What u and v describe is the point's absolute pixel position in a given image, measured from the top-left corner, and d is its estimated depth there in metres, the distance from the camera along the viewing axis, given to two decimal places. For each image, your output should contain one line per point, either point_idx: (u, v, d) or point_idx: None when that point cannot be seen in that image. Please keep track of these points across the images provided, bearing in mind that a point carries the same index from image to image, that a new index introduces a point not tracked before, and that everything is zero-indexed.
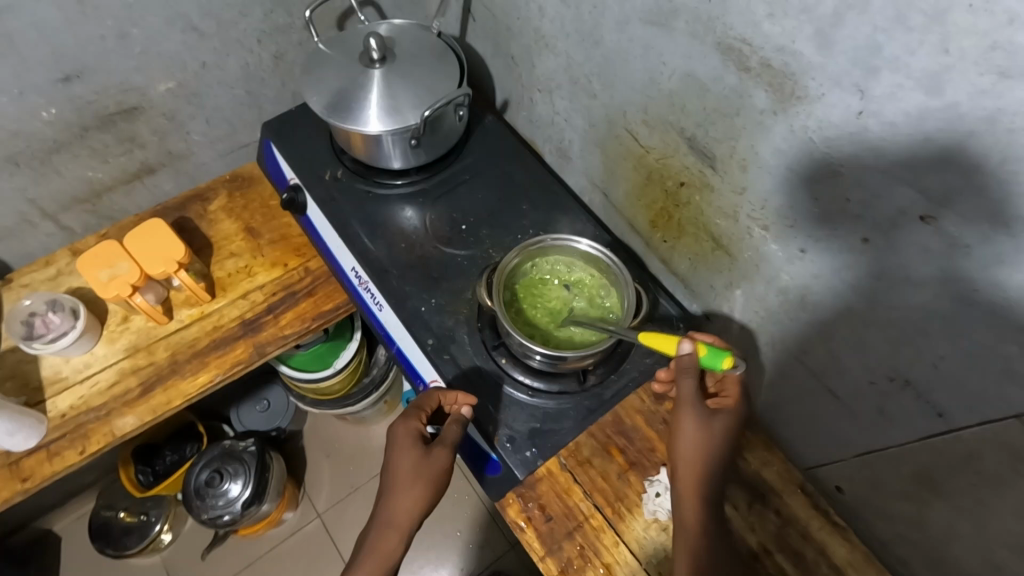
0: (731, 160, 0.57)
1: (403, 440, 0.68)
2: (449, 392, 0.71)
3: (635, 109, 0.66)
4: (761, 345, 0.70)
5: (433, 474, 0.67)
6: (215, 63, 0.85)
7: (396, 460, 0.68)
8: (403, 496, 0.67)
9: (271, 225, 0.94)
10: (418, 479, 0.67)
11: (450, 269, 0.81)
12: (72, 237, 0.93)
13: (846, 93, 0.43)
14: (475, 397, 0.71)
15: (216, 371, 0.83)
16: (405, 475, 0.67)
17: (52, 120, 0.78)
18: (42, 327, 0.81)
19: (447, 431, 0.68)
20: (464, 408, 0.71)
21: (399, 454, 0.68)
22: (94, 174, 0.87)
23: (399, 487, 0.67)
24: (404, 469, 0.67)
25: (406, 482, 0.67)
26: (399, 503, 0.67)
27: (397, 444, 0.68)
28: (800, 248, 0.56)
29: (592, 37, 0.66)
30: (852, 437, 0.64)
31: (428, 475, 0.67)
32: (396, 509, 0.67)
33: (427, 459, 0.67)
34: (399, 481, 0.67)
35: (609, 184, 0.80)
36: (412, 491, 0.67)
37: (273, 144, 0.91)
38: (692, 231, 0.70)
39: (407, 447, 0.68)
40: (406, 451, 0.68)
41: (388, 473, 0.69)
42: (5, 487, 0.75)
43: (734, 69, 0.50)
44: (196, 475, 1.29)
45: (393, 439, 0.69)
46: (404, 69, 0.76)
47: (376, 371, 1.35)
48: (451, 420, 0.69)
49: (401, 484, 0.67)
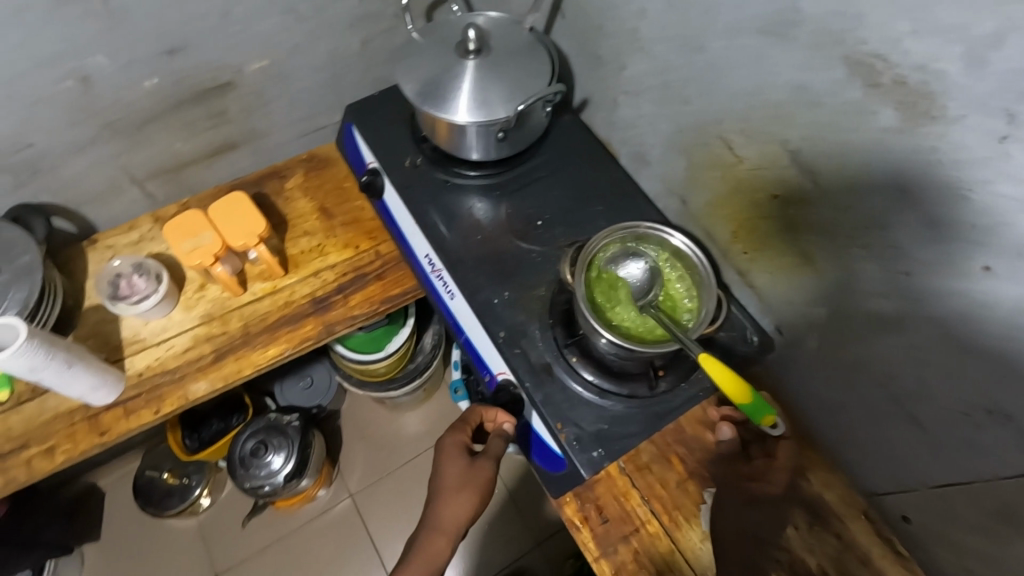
0: (838, 176, 0.56)
1: (450, 449, 0.75)
2: (491, 409, 0.78)
3: (733, 118, 0.66)
4: (839, 366, 0.68)
5: (477, 483, 0.72)
6: (307, 45, 0.87)
7: (444, 468, 0.73)
8: (450, 504, 0.72)
9: (344, 207, 0.95)
10: (465, 488, 0.72)
11: (524, 264, 0.81)
12: (153, 205, 0.96)
13: (992, 116, 0.42)
14: (514, 415, 0.76)
15: (286, 345, 0.85)
16: (452, 483, 0.72)
17: (152, 90, 0.80)
18: (127, 289, 0.84)
19: (492, 445, 0.75)
20: (507, 424, 0.76)
21: (447, 464, 0.74)
22: (182, 145, 0.89)
23: (448, 495, 0.72)
24: (452, 477, 0.73)
25: (452, 490, 0.72)
26: (446, 511, 0.72)
27: (445, 453, 0.74)
28: (903, 271, 0.55)
29: (696, 43, 0.65)
30: (931, 468, 0.63)
31: (474, 483, 0.72)
32: (443, 515, 0.72)
33: (473, 468, 0.73)
34: (446, 488, 0.72)
35: (689, 191, 0.79)
36: (459, 500, 0.72)
37: (355, 127, 0.93)
38: (778, 245, 0.69)
39: (455, 457, 0.73)
40: (453, 460, 0.74)
41: (435, 481, 0.74)
42: (83, 439, 0.78)
43: (859, 84, 0.49)
44: (242, 444, 1.32)
45: (441, 449, 0.75)
46: (499, 61, 0.76)
47: (421, 358, 1.37)
48: (496, 435, 0.75)
49: (448, 492, 0.72)
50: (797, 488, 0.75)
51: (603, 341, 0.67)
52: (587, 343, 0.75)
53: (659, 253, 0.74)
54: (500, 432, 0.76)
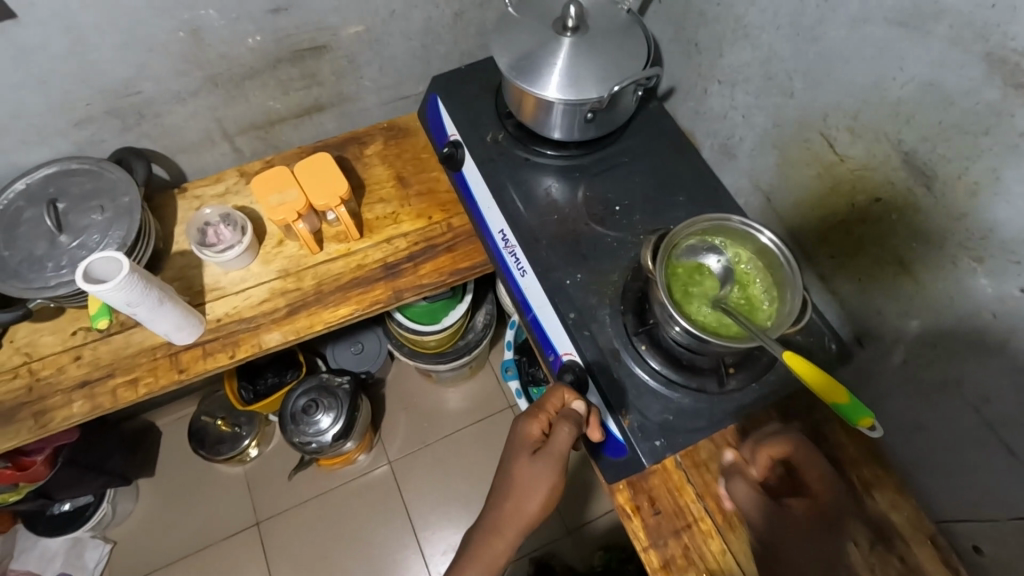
0: (956, 181, 0.53)
1: (519, 443, 0.70)
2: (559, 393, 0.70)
3: (842, 114, 0.63)
4: (926, 383, 0.65)
5: (546, 484, 0.68)
6: (404, 13, 0.88)
7: (512, 465, 0.69)
8: (517, 504, 0.68)
9: (421, 177, 0.97)
10: (534, 489, 0.68)
11: (600, 248, 0.81)
12: (241, 159, 0.99)
13: None
14: (579, 395, 0.70)
15: (356, 306, 0.88)
16: (519, 482, 0.68)
17: (256, 47, 0.83)
18: (213, 238, 0.88)
19: (560, 440, 0.67)
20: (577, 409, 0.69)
21: (516, 460, 0.69)
22: (276, 103, 0.92)
23: (516, 493, 0.68)
24: (519, 475, 0.68)
25: (519, 489, 0.68)
26: (512, 509, 0.68)
27: (515, 448, 0.70)
28: (1019, 287, 0.52)
29: (811, 33, 0.63)
30: (1019, 499, 0.60)
31: (543, 485, 0.68)
32: (509, 514, 0.68)
33: (541, 470, 0.68)
34: (513, 487, 0.68)
35: (779, 188, 0.77)
36: (526, 501, 0.68)
37: (439, 99, 0.93)
38: (873, 252, 0.66)
39: (524, 455, 0.69)
40: (521, 456, 0.69)
41: (503, 476, 0.70)
42: (164, 375, 0.83)
43: (999, 84, 0.47)
44: (294, 400, 1.37)
45: (512, 440, 0.71)
46: (596, 40, 0.75)
47: (472, 335, 1.38)
48: (568, 429, 0.68)
49: (516, 491, 0.68)
50: (861, 504, 0.73)
51: (678, 331, 0.67)
52: (658, 333, 0.74)
53: (744, 250, 0.71)
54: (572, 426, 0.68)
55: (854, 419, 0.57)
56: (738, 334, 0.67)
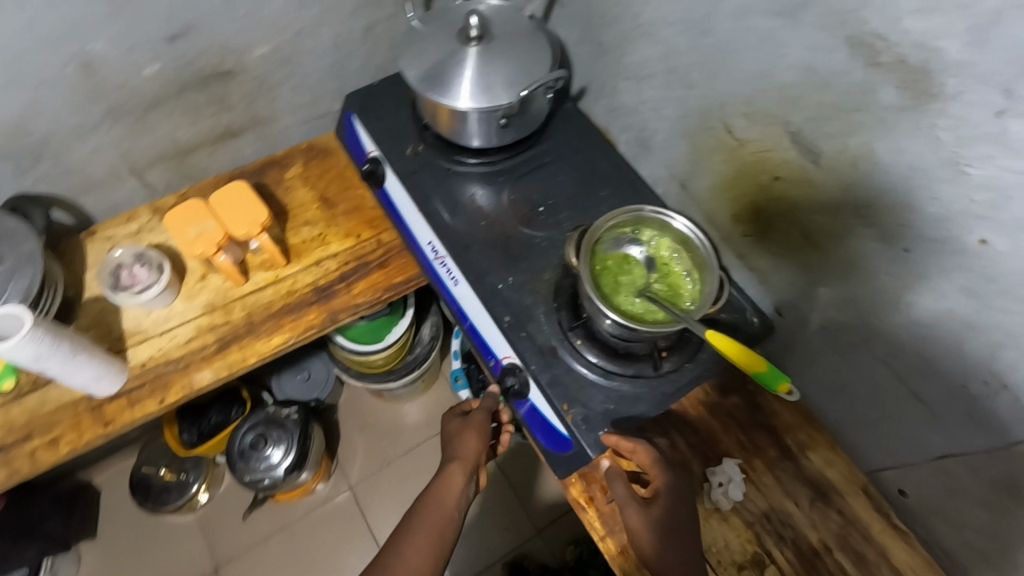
0: (842, 155, 0.57)
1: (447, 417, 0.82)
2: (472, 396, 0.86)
3: (738, 100, 0.67)
4: (841, 344, 0.70)
5: (478, 425, 0.79)
6: (309, 32, 0.86)
7: (446, 428, 0.80)
8: (459, 445, 0.77)
9: (346, 195, 0.95)
10: (470, 429, 0.78)
11: (529, 249, 0.82)
12: (153, 194, 0.95)
13: (991, 92, 0.43)
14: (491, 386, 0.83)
15: (290, 333, 0.85)
16: (455, 432, 0.79)
17: (154, 77, 0.79)
18: (128, 279, 0.84)
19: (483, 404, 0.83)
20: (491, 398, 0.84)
21: (448, 423, 0.81)
22: (183, 133, 0.89)
23: (457, 437, 0.78)
24: (453, 429, 0.80)
25: (458, 435, 0.78)
26: (456, 450, 0.77)
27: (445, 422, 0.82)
28: (904, 247, 0.56)
29: (702, 26, 0.66)
30: (931, 441, 0.65)
31: (473, 425, 0.79)
32: (456, 452, 0.76)
33: (470, 417, 0.80)
34: (450, 440, 0.78)
35: (692, 175, 0.80)
36: (465, 441, 0.77)
37: (355, 116, 0.92)
38: (780, 227, 0.70)
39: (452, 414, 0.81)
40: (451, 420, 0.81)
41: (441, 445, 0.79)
42: (87, 430, 0.78)
43: (864, 64, 0.51)
44: (241, 437, 1.31)
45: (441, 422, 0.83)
46: (502, 47, 0.77)
47: (420, 349, 1.37)
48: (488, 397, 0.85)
49: (455, 438, 0.78)
50: (799, 465, 0.77)
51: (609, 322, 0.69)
52: (592, 326, 0.76)
53: (662, 237, 0.74)
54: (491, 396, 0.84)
55: (774, 385, 0.63)
56: (666, 319, 0.70)
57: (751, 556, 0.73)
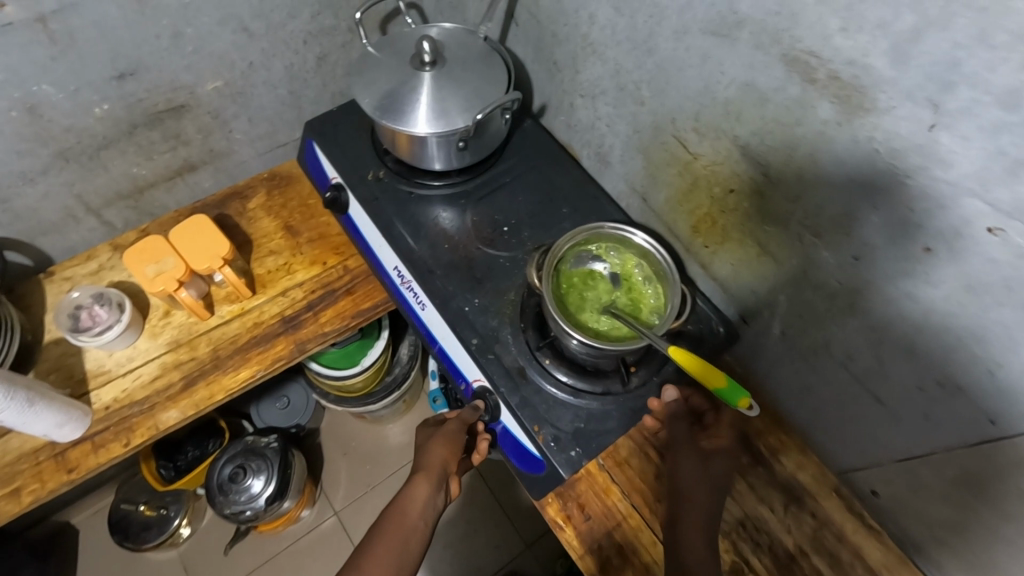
0: (787, 167, 0.58)
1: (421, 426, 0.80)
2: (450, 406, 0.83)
3: (686, 116, 0.67)
4: (802, 350, 0.71)
5: (449, 433, 0.75)
6: (261, 63, 0.86)
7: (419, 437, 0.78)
8: (425, 453, 0.74)
9: (310, 223, 0.95)
10: (440, 437, 0.75)
11: (493, 270, 0.82)
12: (112, 232, 0.94)
13: (918, 106, 0.44)
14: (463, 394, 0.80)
15: (258, 367, 0.84)
16: (425, 442, 0.76)
17: (104, 117, 0.78)
18: (89, 321, 0.82)
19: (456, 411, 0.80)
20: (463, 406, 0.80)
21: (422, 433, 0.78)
22: (139, 170, 0.88)
23: (427, 446, 0.75)
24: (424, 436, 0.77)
25: (427, 443, 0.75)
26: (424, 457, 0.73)
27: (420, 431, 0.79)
28: (852, 256, 0.57)
29: (646, 46, 0.67)
30: (894, 442, 0.65)
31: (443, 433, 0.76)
32: (425, 459, 0.73)
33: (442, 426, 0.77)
34: (420, 448, 0.75)
35: (650, 189, 0.81)
36: (429, 449, 0.74)
37: (315, 144, 0.92)
38: (737, 237, 0.71)
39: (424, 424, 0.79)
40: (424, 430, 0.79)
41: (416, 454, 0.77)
42: (50, 478, 0.76)
43: (799, 81, 0.52)
44: (219, 469, 1.29)
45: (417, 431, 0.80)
46: (455, 72, 0.77)
47: (398, 369, 1.36)
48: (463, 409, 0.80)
49: (424, 446, 0.75)
50: (770, 470, 0.78)
51: (573, 343, 0.69)
52: (559, 344, 0.76)
53: (624, 253, 0.75)
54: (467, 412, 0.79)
55: (735, 401, 0.63)
56: (630, 335, 0.70)
57: (732, 567, 0.73)
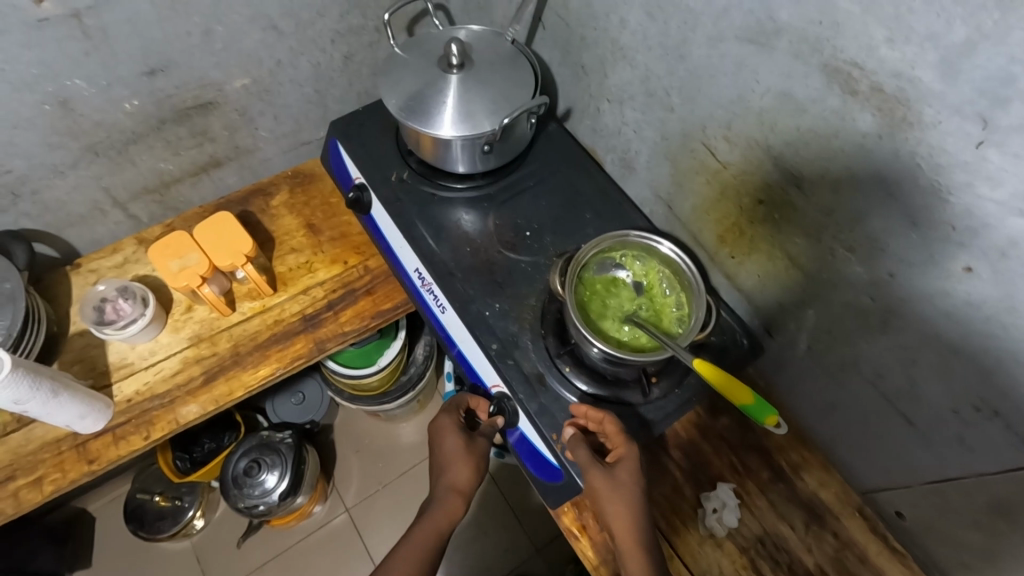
0: (821, 179, 0.57)
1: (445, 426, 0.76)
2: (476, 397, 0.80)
3: (717, 124, 0.66)
4: (830, 366, 0.69)
5: (479, 454, 0.75)
6: (289, 61, 0.86)
7: (444, 445, 0.74)
8: (457, 472, 0.73)
9: (332, 222, 0.95)
10: (471, 461, 0.74)
11: (514, 274, 0.81)
12: (138, 226, 0.95)
13: (966, 121, 0.42)
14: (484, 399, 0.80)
15: (277, 364, 0.85)
16: (454, 456, 0.74)
17: (134, 112, 0.79)
18: (113, 314, 0.83)
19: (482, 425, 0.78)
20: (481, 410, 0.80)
21: (448, 440, 0.75)
22: (165, 165, 0.88)
23: (457, 466, 0.73)
24: (450, 445, 0.74)
25: (458, 460, 0.74)
26: (455, 477, 0.73)
27: (443, 433, 0.75)
28: (887, 272, 0.55)
29: (678, 52, 0.66)
30: (923, 464, 0.64)
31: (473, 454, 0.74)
32: (455, 479, 0.73)
33: (473, 443, 0.75)
34: (449, 461, 0.73)
35: (676, 197, 0.80)
36: (462, 469, 0.73)
37: (339, 143, 0.92)
38: (765, 248, 0.69)
39: (453, 431, 0.75)
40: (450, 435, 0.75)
41: (438, 459, 0.75)
42: (72, 468, 0.77)
43: (839, 91, 0.50)
44: (234, 463, 1.30)
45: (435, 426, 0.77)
46: (483, 75, 0.76)
47: (413, 369, 1.35)
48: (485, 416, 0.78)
49: (455, 462, 0.73)
50: (792, 487, 0.76)
51: (595, 351, 0.68)
52: (579, 352, 0.75)
53: (648, 261, 0.74)
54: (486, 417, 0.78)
55: (762, 419, 0.63)
56: (653, 346, 0.69)
57: None
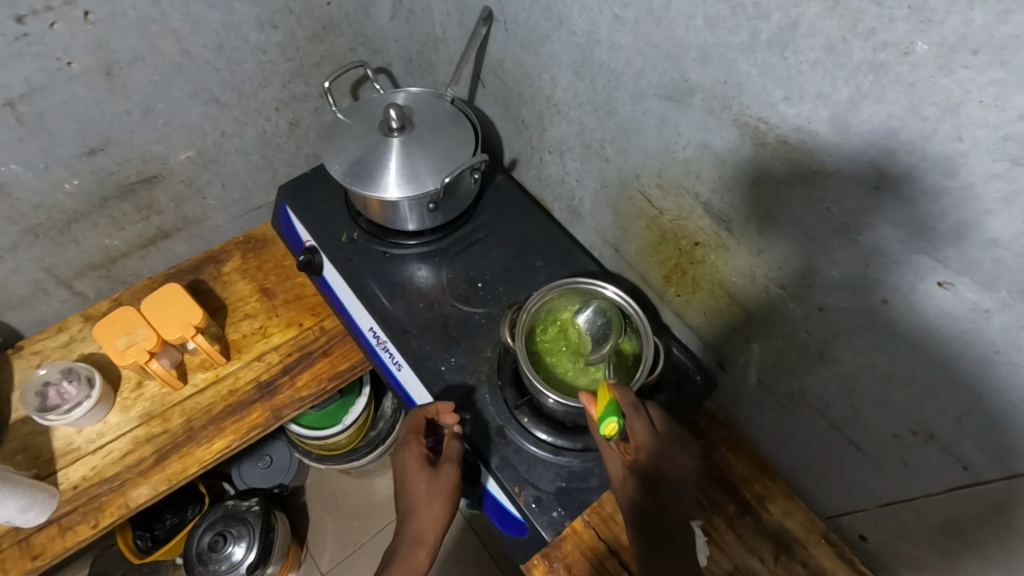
0: (747, 223, 0.60)
1: (410, 465, 0.70)
2: (437, 408, 0.73)
3: (649, 173, 0.69)
4: (779, 397, 0.71)
5: (447, 490, 0.70)
6: (234, 131, 0.87)
7: (410, 487, 0.69)
8: (423, 519, 0.69)
9: (286, 285, 0.95)
10: (440, 499, 0.69)
11: (469, 327, 0.82)
12: (85, 302, 0.93)
13: (864, 169, 0.45)
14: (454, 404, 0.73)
15: (233, 436, 0.83)
16: (421, 500, 0.69)
17: (74, 191, 0.78)
18: (57, 398, 0.81)
19: (449, 448, 0.72)
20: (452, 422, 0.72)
21: (412, 481, 0.70)
22: (111, 241, 0.87)
23: (422, 510, 0.69)
24: (419, 489, 0.69)
25: (423, 504, 0.69)
26: (419, 526, 0.69)
27: (407, 473, 0.70)
28: (818, 306, 0.58)
29: (606, 107, 0.69)
30: (876, 488, 0.65)
31: (442, 492, 0.70)
32: (419, 528, 0.69)
33: (438, 478, 0.70)
34: (416, 507, 0.69)
35: (621, 241, 0.82)
36: (430, 512, 0.69)
37: (289, 207, 0.93)
38: (706, 287, 0.72)
39: (418, 471, 0.70)
40: (417, 475, 0.70)
41: (404, 501, 0.70)
42: (14, 566, 0.73)
43: (751, 143, 0.53)
44: (198, 538, 1.24)
45: (400, 464, 0.71)
46: (422, 136, 0.78)
47: (382, 424, 1.32)
48: (450, 435, 0.72)
49: (420, 506, 0.69)
50: (760, 519, 0.75)
51: (548, 402, 0.68)
52: (537, 402, 0.75)
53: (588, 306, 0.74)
54: (452, 432, 0.73)
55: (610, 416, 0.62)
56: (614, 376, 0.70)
57: None
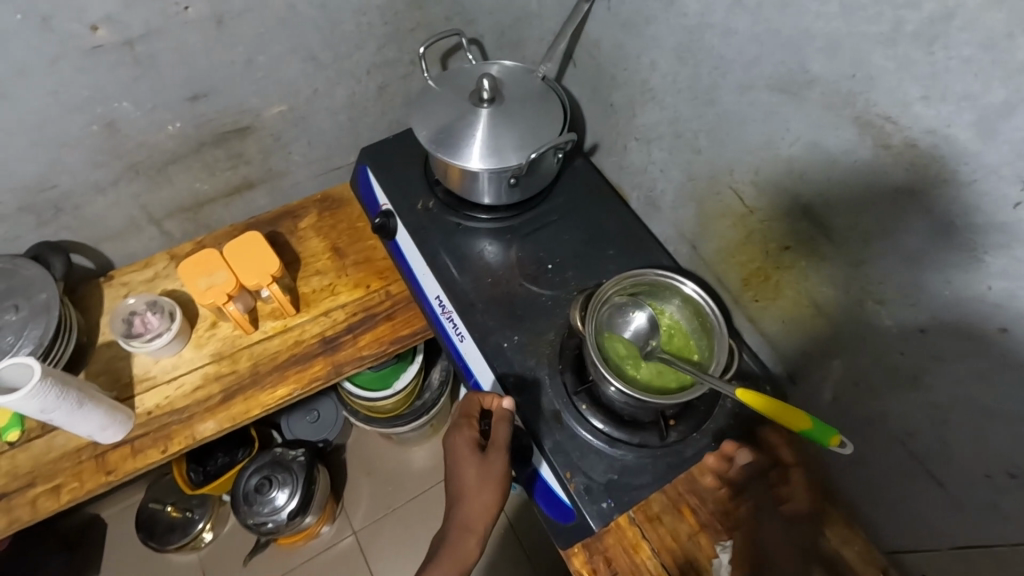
0: (850, 230, 0.56)
1: (460, 451, 0.71)
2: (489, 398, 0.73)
3: (744, 169, 0.66)
4: (856, 420, 0.67)
5: (496, 478, 0.70)
6: (325, 90, 0.89)
7: (459, 474, 0.70)
8: (471, 506, 0.69)
9: (357, 246, 0.96)
10: (488, 488, 0.69)
11: (534, 307, 0.82)
12: (171, 242, 0.98)
13: (1007, 183, 0.41)
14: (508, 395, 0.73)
15: (295, 385, 0.85)
16: (470, 488, 0.69)
17: (176, 133, 0.82)
18: (141, 327, 0.85)
19: (499, 434, 0.71)
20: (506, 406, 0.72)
21: (461, 467, 0.70)
22: (201, 185, 0.91)
23: (471, 497, 0.69)
24: (468, 477, 0.70)
25: (471, 493, 0.69)
26: (467, 514, 0.69)
27: (456, 458, 0.70)
28: (919, 327, 0.54)
29: (706, 97, 0.66)
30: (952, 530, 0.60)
31: (490, 479, 0.69)
32: (467, 515, 0.69)
33: (487, 464, 0.70)
34: (465, 494, 0.69)
35: (701, 238, 0.79)
36: (479, 501, 0.69)
37: (369, 170, 0.94)
38: (790, 295, 0.68)
39: (468, 457, 0.70)
40: (467, 462, 0.70)
41: (453, 486, 0.71)
42: (90, 479, 0.78)
43: (871, 144, 0.50)
44: (247, 478, 1.30)
45: (451, 450, 0.72)
46: (511, 111, 0.78)
47: (429, 395, 1.34)
48: (500, 421, 0.72)
49: (469, 493, 0.69)
50: None
51: (611, 390, 0.67)
52: (597, 391, 0.74)
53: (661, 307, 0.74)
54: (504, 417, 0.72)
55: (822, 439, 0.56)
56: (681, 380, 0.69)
57: None
